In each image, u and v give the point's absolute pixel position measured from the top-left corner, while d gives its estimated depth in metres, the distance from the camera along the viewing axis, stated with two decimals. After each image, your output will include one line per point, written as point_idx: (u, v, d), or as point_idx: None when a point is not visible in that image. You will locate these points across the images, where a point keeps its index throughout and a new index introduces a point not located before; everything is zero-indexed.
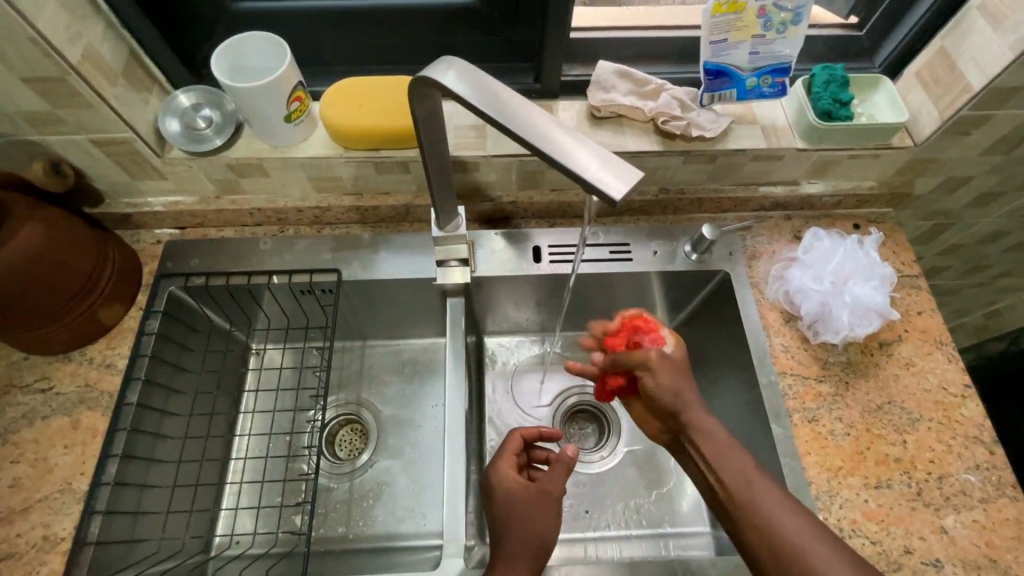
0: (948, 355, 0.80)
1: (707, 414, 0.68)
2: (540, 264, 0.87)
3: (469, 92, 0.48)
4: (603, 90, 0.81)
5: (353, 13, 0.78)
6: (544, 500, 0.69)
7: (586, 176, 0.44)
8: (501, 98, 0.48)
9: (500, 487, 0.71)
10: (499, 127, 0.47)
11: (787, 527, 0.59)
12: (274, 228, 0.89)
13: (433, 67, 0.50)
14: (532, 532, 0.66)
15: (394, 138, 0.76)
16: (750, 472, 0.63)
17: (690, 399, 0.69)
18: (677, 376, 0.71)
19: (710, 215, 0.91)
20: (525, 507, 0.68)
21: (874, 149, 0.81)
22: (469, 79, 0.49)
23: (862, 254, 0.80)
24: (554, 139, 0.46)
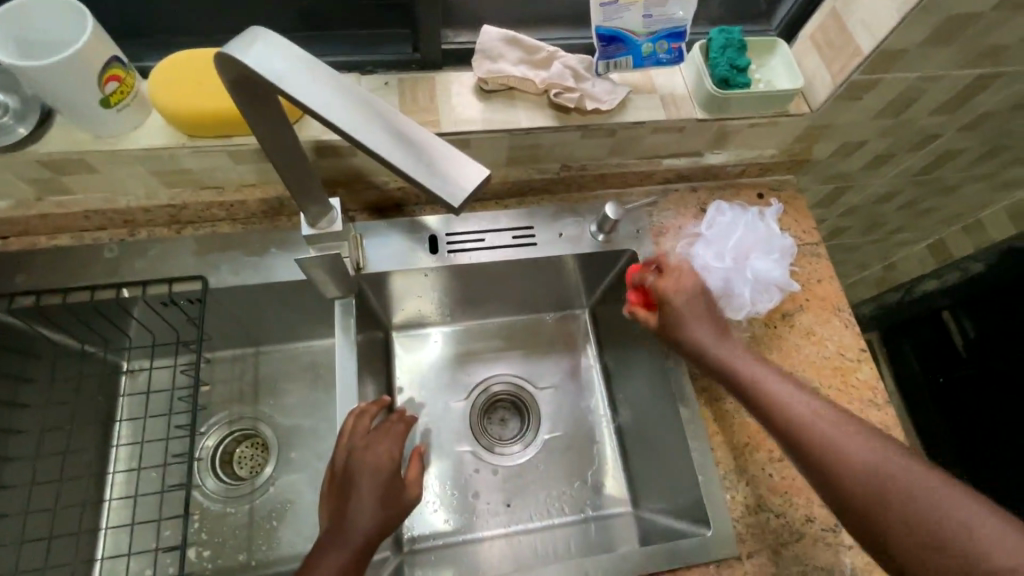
0: (845, 321, 0.81)
1: (735, 347, 0.67)
2: (438, 255, 0.80)
3: (285, 76, 0.41)
4: (490, 60, 0.73)
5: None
6: (384, 439, 0.68)
7: (423, 182, 0.39)
8: (324, 82, 0.41)
9: (351, 439, 0.68)
10: (320, 119, 0.41)
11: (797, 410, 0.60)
12: (123, 232, 0.76)
13: (238, 40, 0.41)
14: (376, 465, 0.66)
15: (241, 122, 0.64)
16: (782, 390, 0.62)
17: (722, 338, 0.68)
18: (706, 315, 0.70)
19: (617, 191, 0.87)
20: (375, 455, 0.67)
21: (772, 117, 0.79)
22: (279, 56, 0.41)
23: (762, 226, 0.78)
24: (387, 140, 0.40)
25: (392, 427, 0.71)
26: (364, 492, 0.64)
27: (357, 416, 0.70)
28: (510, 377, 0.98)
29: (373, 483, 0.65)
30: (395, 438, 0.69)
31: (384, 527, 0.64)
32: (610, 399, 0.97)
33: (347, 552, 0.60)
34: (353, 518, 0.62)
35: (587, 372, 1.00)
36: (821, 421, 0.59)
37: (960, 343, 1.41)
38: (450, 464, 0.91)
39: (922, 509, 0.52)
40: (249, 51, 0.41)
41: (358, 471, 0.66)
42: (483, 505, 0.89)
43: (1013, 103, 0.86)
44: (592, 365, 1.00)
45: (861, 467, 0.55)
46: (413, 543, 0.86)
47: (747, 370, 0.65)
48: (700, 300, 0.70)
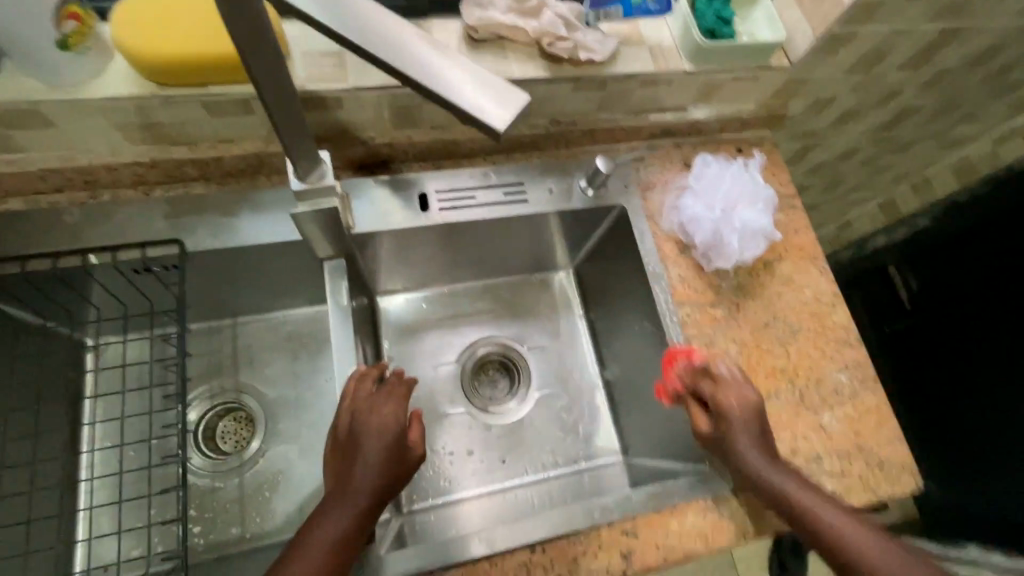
0: (821, 269, 0.86)
1: (776, 462, 0.64)
2: (429, 213, 0.78)
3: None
4: (478, 7, 0.71)
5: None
6: (388, 399, 0.67)
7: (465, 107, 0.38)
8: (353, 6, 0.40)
9: (355, 400, 0.68)
10: (350, 44, 0.39)
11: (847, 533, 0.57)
12: (83, 194, 0.70)
13: None
14: (381, 424, 0.65)
15: (221, 70, 0.60)
16: (834, 514, 0.59)
17: (766, 445, 0.66)
18: (761, 439, 0.66)
19: (604, 147, 0.87)
20: (378, 415, 0.66)
21: (756, 70, 0.80)
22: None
23: (747, 178, 0.80)
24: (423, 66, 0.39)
25: (394, 389, 0.69)
26: (370, 451, 0.63)
27: (358, 379, 0.69)
28: (499, 340, 0.98)
29: (380, 441, 0.64)
30: (396, 398, 0.68)
31: (387, 485, 0.63)
32: (598, 355, 0.99)
33: (352, 509, 0.60)
34: (356, 476, 0.62)
35: (575, 330, 1.01)
36: (830, 510, 0.59)
37: (906, 296, 1.46)
38: (443, 426, 0.91)
39: None
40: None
41: (362, 432, 0.65)
42: (479, 463, 0.90)
43: (968, 59, 0.91)
44: (579, 323, 1.01)
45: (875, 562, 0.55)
46: (413, 505, 0.86)
47: (793, 492, 0.61)
48: (759, 449, 0.65)
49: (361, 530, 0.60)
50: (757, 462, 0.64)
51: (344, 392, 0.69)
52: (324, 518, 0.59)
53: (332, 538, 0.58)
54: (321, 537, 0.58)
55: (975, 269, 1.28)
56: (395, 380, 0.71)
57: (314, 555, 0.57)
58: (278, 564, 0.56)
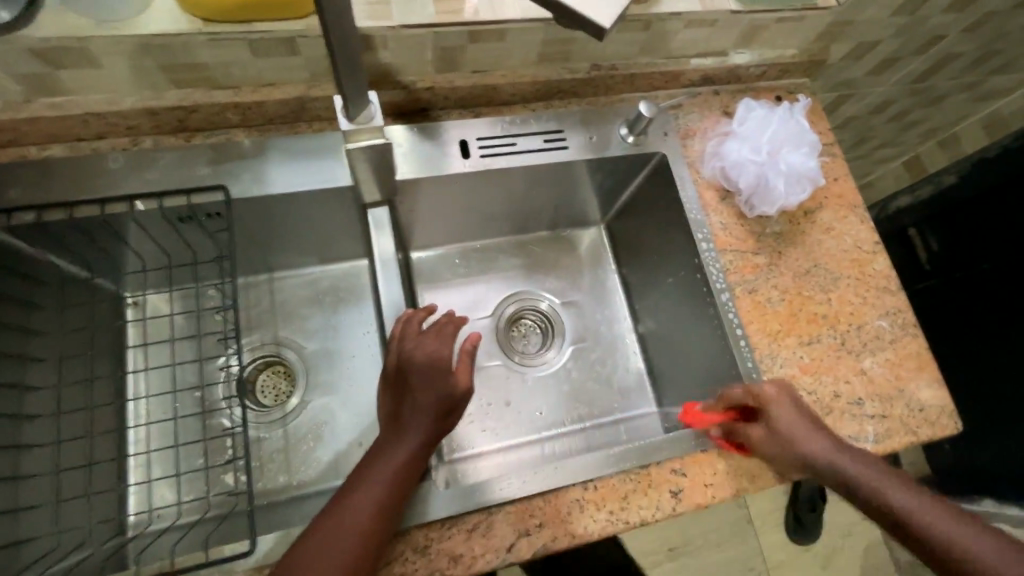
0: (861, 217, 0.85)
1: (819, 436, 0.66)
2: (470, 160, 0.77)
3: None
4: None
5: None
6: (436, 340, 0.67)
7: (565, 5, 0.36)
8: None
9: (401, 342, 0.67)
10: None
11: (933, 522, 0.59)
12: (125, 140, 0.69)
13: None
14: (430, 364, 0.65)
15: (268, 7, 0.58)
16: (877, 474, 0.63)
17: (801, 434, 0.66)
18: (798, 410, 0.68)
19: (642, 95, 0.86)
20: (426, 355, 0.65)
21: (801, 10, 0.78)
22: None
23: (792, 122, 0.79)
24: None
25: (441, 330, 0.68)
26: (421, 391, 0.64)
27: (404, 322, 0.69)
28: (531, 294, 0.98)
29: (430, 381, 0.64)
30: (446, 339, 0.67)
31: (438, 423, 0.64)
32: (631, 309, 0.99)
33: (408, 448, 0.61)
34: (410, 416, 0.63)
35: (609, 285, 1.01)
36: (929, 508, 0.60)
37: (925, 258, 1.48)
38: (481, 378, 0.92)
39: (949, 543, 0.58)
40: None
41: (412, 373, 0.65)
42: (517, 414, 0.91)
43: (1015, 1, 0.89)
44: (613, 278, 1.01)
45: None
46: (454, 454, 0.86)
47: (858, 476, 0.63)
48: (805, 425, 0.67)
49: (416, 466, 0.61)
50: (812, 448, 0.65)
51: (391, 335, 0.68)
52: (382, 456, 0.60)
53: (391, 474, 0.59)
54: (379, 473, 0.59)
55: (1004, 227, 1.27)
56: (439, 321, 0.70)
57: (374, 490, 0.58)
58: (342, 498, 0.58)
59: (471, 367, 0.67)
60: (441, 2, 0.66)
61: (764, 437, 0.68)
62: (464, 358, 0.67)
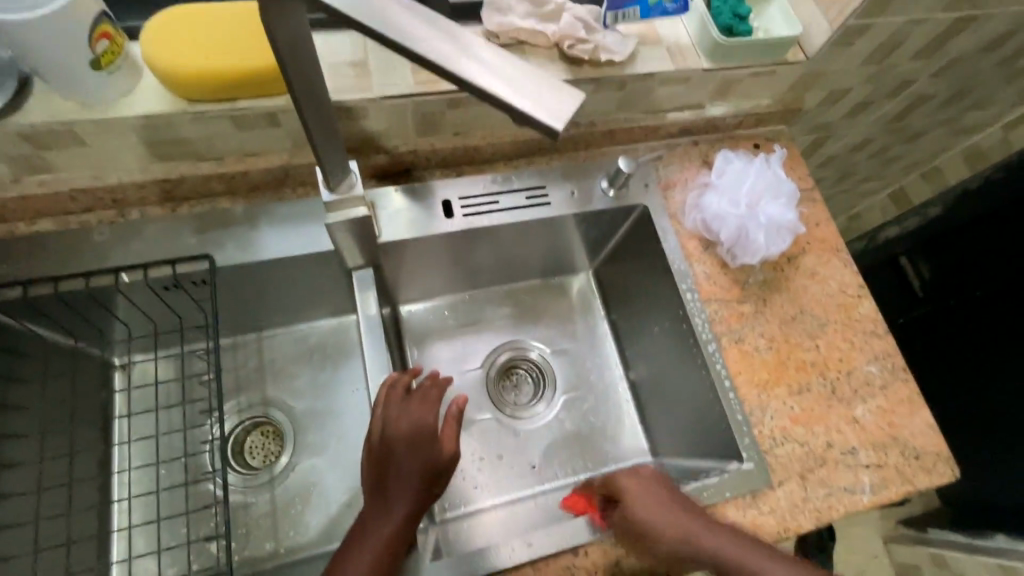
0: (844, 261, 0.86)
1: (654, 509, 0.62)
2: (454, 219, 0.78)
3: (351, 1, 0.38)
4: (499, 13, 0.71)
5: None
6: (421, 405, 0.66)
7: (520, 108, 0.36)
8: (394, 16, 0.38)
9: (385, 408, 0.66)
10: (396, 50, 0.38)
11: None
12: (112, 213, 0.70)
13: None
14: (415, 432, 0.64)
15: (251, 86, 0.60)
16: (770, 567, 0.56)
17: (642, 510, 0.63)
18: (657, 498, 0.63)
19: (622, 148, 0.87)
20: (410, 423, 0.65)
21: (772, 65, 0.80)
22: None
23: (770, 173, 0.80)
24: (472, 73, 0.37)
25: (426, 395, 0.68)
26: (407, 461, 0.63)
27: (389, 388, 0.67)
28: (522, 344, 0.98)
29: (415, 449, 0.64)
30: (430, 406, 0.67)
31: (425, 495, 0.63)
32: (622, 356, 0.98)
33: (395, 520, 0.60)
34: (395, 488, 0.62)
35: (600, 333, 1.01)
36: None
37: (919, 286, 1.48)
38: (472, 432, 0.91)
39: None
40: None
41: (398, 443, 0.64)
42: (509, 469, 0.89)
43: (981, 47, 0.91)
44: (603, 325, 1.01)
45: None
46: (445, 514, 0.85)
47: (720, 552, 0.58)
48: (659, 505, 0.63)
49: (403, 540, 0.60)
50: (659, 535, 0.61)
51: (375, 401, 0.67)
52: (368, 533, 0.60)
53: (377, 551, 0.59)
54: (366, 549, 0.59)
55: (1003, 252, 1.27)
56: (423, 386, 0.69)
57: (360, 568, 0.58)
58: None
59: (457, 432, 0.67)
60: (420, 73, 0.68)
61: (622, 524, 0.64)
62: (451, 423, 0.67)
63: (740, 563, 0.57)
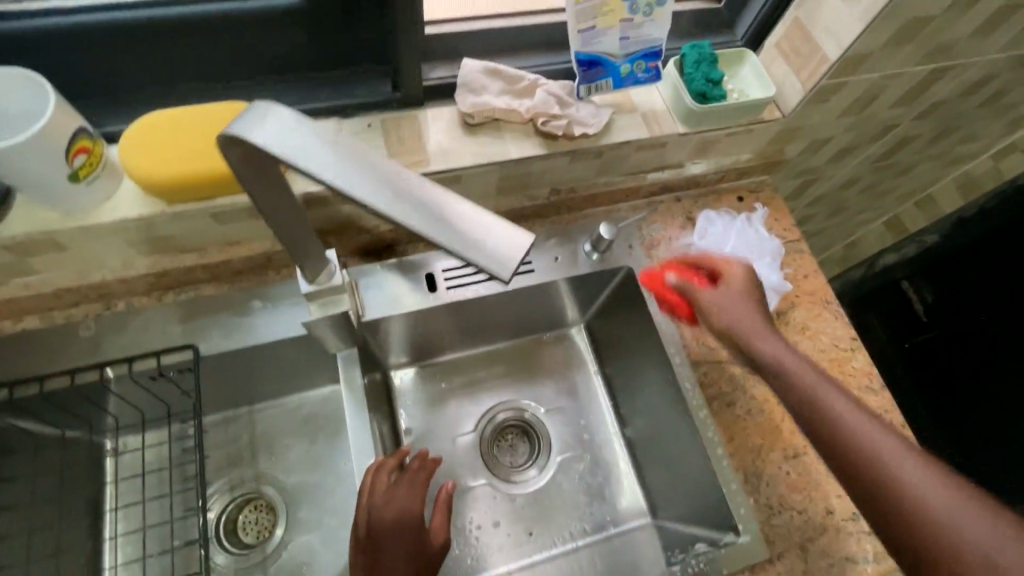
0: (835, 313, 0.85)
1: (778, 342, 0.66)
2: (437, 293, 0.78)
3: (300, 150, 0.38)
4: (472, 93, 0.71)
5: (142, 26, 0.60)
6: (410, 490, 0.66)
7: (469, 259, 0.35)
8: (351, 158, 0.38)
9: (372, 493, 0.65)
10: (347, 195, 0.37)
11: (902, 462, 0.53)
12: (98, 305, 0.71)
13: (244, 117, 0.38)
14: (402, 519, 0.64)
15: (227, 185, 0.61)
16: (853, 419, 0.56)
17: (756, 325, 0.68)
18: (761, 316, 0.70)
19: (604, 209, 0.88)
20: (399, 509, 0.64)
21: (748, 125, 0.81)
22: (302, 135, 0.38)
23: (752, 234, 0.82)
24: (420, 214, 0.37)
25: (414, 478, 0.68)
26: (395, 553, 0.62)
27: (375, 472, 0.67)
28: (515, 404, 0.97)
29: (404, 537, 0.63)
30: (416, 489, 0.67)
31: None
32: (616, 412, 0.97)
33: None
34: None
35: (592, 389, 1.00)
36: (901, 461, 0.53)
37: (920, 310, 1.44)
38: (467, 500, 0.89)
39: (926, 496, 0.51)
40: (262, 131, 0.38)
41: (384, 534, 0.63)
42: (505, 537, 0.87)
43: (960, 91, 0.91)
44: (595, 380, 1.00)
45: (970, 550, 0.48)
46: None
47: (795, 368, 0.62)
48: (756, 316, 0.70)
49: None
50: (767, 349, 0.65)
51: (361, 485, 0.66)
52: None
53: None
54: None
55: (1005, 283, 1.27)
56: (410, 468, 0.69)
57: None
58: None
59: (445, 517, 0.69)
60: (396, 158, 0.69)
61: (716, 301, 0.72)
62: (440, 508, 0.69)
63: (838, 424, 0.56)
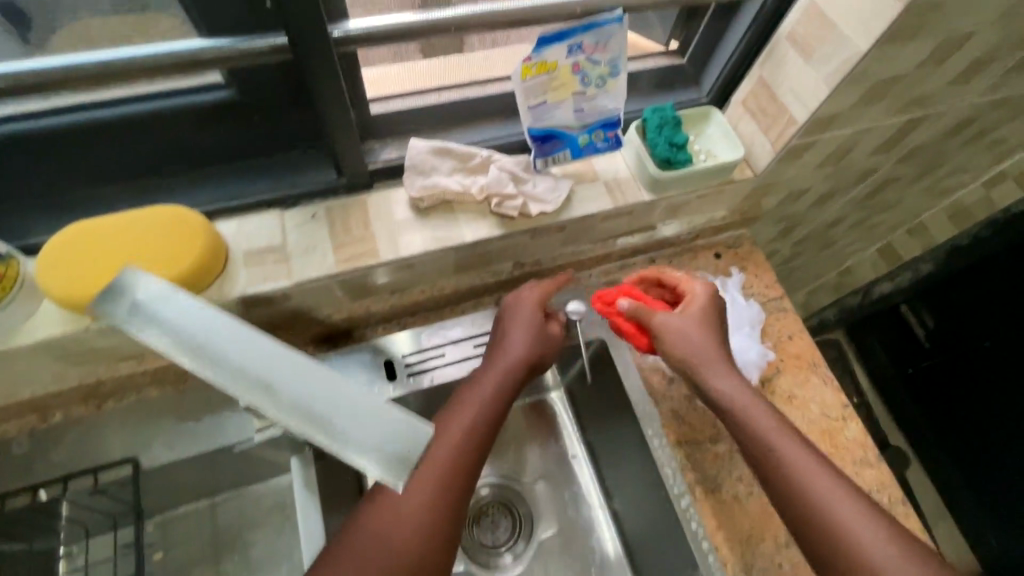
0: (823, 377, 0.80)
1: (715, 343, 0.67)
2: (398, 381, 0.72)
3: (167, 334, 0.34)
4: (421, 175, 0.68)
5: (90, 126, 0.60)
6: (534, 322, 0.70)
7: (354, 460, 0.31)
8: (220, 339, 0.34)
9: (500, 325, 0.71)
10: (214, 385, 0.32)
11: (802, 467, 0.58)
12: (34, 418, 0.67)
13: (112, 294, 0.35)
14: (508, 345, 0.68)
15: None
16: (765, 428, 0.61)
17: (697, 334, 0.67)
18: (709, 313, 0.69)
19: (574, 276, 0.83)
20: (500, 353, 0.68)
21: (718, 186, 0.76)
22: (170, 314, 0.34)
23: (727, 302, 0.79)
24: (302, 402, 0.32)
25: (534, 324, 0.70)
26: (497, 367, 0.66)
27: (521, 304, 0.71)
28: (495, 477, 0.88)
29: (501, 373, 0.66)
30: (529, 330, 0.69)
31: (490, 420, 0.63)
32: (603, 482, 0.87)
33: (479, 400, 0.63)
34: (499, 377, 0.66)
35: (570, 457, 0.90)
36: (817, 476, 0.57)
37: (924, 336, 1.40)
38: None
39: (819, 502, 0.56)
40: (128, 318, 0.34)
41: (507, 344, 0.68)
42: None
43: (942, 133, 0.87)
44: (574, 446, 0.90)
45: (864, 549, 0.54)
46: None
47: (713, 381, 0.65)
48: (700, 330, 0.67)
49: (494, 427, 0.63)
50: (699, 352, 0.66)
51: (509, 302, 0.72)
52: (448, 430, 0.60)
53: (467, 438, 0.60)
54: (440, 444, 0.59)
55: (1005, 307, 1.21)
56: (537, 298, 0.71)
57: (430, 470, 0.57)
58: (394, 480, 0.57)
59: (549, 331, 0.70)
60: (342, 249, 0.65)
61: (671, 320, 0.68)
62: (550, 326, 0.71)
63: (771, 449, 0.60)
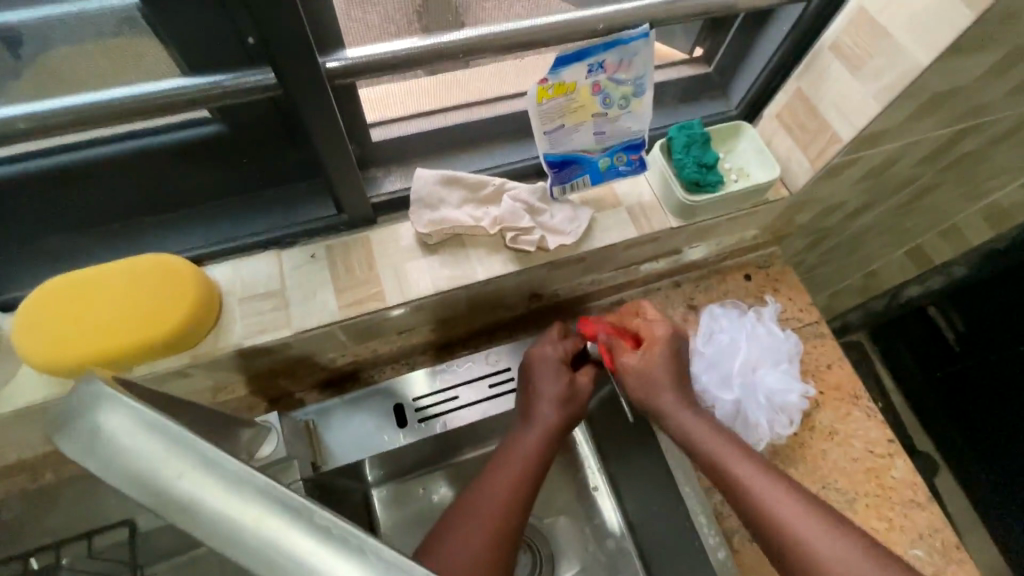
0: (866, 410, 0.74)
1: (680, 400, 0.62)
2: (408, 428, 0.67)
3: (133, 477, 0.28)
4: (428, 208, 0.62)
5: (59, 171, 0.55)
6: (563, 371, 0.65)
7: None
8: (195, 478, 0.28)
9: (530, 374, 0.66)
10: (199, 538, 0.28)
11: (784, 513, 0.52)
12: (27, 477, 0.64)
13: (69, 420, 0.30)
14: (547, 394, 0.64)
15: (143, 355, 0.53)
16: (745, 472, 0.56)
17: (663, 381, 0.63)
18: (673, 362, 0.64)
19: (595, 305, 0.78)
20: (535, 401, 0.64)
21: (751, 208, 0.70)
22: (132, 446, 0.29)
23: (765, 335, 0.72)
24: (299, 556, 0.27)
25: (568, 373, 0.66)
26: (538, 420, 0.62)
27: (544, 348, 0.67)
28: None
29: (541, 425, 0.62)
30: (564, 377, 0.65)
31: (537, 475, 0.59)
32: (627, 518, 0.78)
33: (523, 453, 0.60)
34: (542, 427, 0.62)
35: (591, 490, 0.81)
36: (805, 522, 0.51)
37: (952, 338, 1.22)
38: None
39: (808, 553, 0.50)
40: (86, 451, 0.29)
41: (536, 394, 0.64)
42: None
43: (992, 138, 0.79)
44: (594, 477, 0.81)
45: None
46: None
47: (687, 429, 0.61)
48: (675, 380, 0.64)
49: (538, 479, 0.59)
50: (669, 404, 0.62)
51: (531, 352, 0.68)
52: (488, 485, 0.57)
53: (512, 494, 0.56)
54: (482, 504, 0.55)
55: None
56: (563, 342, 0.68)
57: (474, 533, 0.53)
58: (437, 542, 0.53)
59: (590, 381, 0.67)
60: (345, 293, 0.60)
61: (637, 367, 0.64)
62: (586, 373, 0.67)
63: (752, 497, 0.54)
